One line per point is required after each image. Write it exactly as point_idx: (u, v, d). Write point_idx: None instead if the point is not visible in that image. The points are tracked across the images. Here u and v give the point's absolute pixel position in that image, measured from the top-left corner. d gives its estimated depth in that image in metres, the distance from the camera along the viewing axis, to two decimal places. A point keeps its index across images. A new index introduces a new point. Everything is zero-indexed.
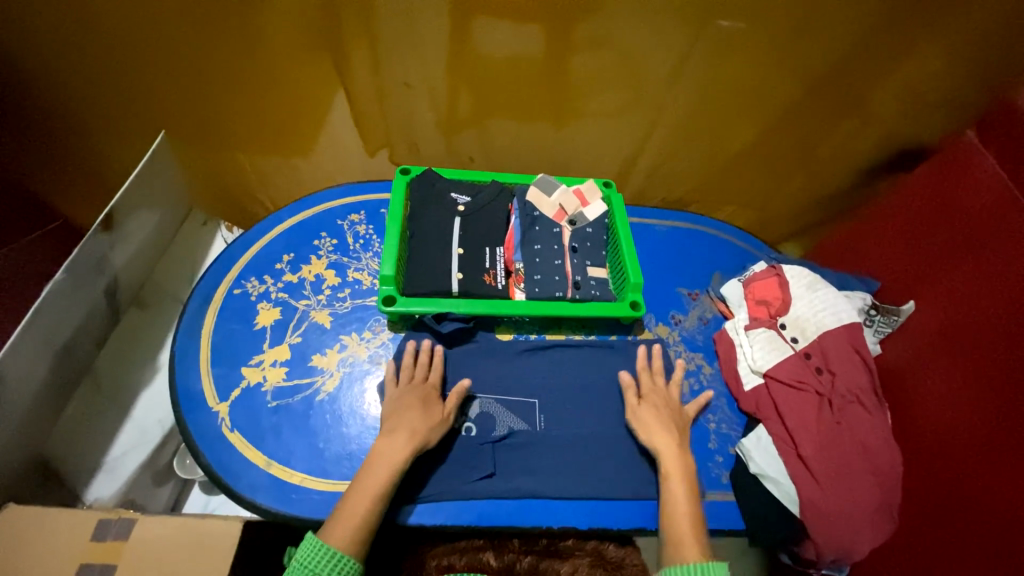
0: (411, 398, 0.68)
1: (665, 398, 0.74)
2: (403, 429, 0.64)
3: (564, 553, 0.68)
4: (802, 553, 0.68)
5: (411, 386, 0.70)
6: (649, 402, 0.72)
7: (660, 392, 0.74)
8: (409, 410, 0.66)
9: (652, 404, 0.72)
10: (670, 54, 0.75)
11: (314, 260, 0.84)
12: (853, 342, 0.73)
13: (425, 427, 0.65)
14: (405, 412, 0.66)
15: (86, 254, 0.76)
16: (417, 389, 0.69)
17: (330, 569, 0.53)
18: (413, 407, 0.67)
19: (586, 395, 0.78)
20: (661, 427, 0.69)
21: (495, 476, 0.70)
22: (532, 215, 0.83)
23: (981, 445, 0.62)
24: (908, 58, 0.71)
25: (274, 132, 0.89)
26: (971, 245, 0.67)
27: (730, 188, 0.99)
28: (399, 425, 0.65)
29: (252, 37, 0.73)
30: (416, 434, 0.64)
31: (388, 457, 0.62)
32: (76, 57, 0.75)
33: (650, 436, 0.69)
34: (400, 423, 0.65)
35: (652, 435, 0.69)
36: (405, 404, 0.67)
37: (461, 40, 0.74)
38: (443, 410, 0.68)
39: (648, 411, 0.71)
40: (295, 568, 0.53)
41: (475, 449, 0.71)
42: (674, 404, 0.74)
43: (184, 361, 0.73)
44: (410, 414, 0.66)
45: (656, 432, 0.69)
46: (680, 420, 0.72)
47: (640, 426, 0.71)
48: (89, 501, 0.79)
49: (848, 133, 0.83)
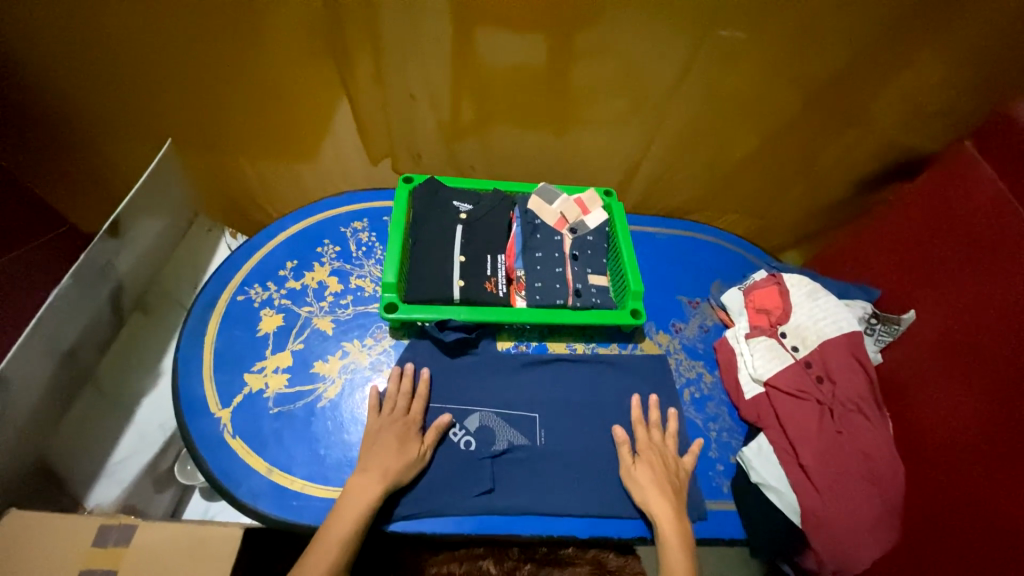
0: (389, 437, 0.67)
1: (662, 457, 0.72)
2: (376, 469, 0.64)
3: (564, 562, 0.75)
4: (803, 562, 0.68)
5: (389, 420, 0.69)
6: (645, 462, 0.71)
7: (655, 449, 0.72)
8: (384, 448, 0.66)
9: (647, 464, 0.70)
10: (671, 63, 0.76)
11: (317, 267, 0.84)
12: (855, 351, 0.73)
13: (398, 466, 0.65)
14: (379, 450, 0.66)
15: (92, 259, 0.77)
16: (395, 426, 0.68)
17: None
18: (388, 444, 0.67)
19: (586, 407, 0.78)
20: (658, 492, 0.68)
21: (495, 492, 0.70)
22: (533, 222, 0.83)
23: (983, 454, 0.61)
24: (906, 67, 0.72)
25: (279, 140, 0.90)
26: (970, 253, 0.67)
27: (730, 197, 1.00)
28: (371, 464, 0.65)
29: (260, 46, 0.74)
30: (386, 474, 0.64)
31: (358, 499, 0.62)
32: (87, 65, 0.76)
33: (646, 501, 0.68)
34: (372, 463, 0.65)
35: (649, 499, 0.68)
36: (382, 439, 0.67)
37: (465, 49, 0.75)
38: (420, 446, 0.68)
39: (644, 473, 0.70)
40: None
41: (474, 464, 0.71)
42: (669, 461, 0.72)
43: (188, 366, 0.74)
44: (382, 454, 0.66)
45: (653, 497, 0.67)
46: (675, 478, 0.70)
47: (636, 490, 0.69)
48: (90, 507, 0.79)
49: (847, 142, 0.83)
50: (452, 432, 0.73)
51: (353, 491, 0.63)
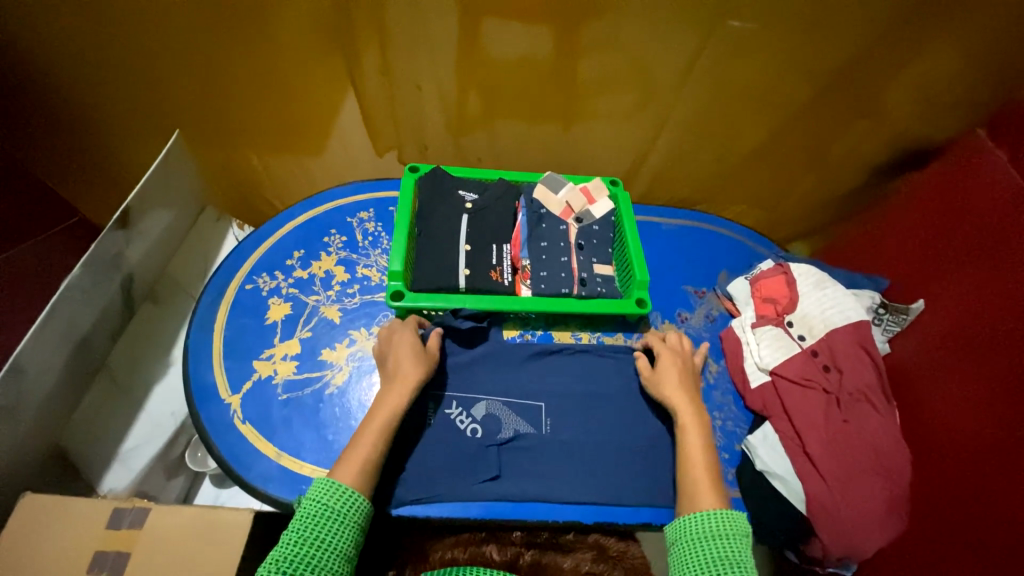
0: (405, 345, 0.70)
1: (683, 357, 0.76)
2: (400, 376, 0.67)
3: (566, 547, 0.68)
4: (808, 550, 0.68)
5: (395, 334, 0.72)
6: (665, 363, 0.75)
7: (676, 352, 0.77)
8: (398, 361, 0.69)
9: (668, 362, 0.74)
10: (677, 56, 0.76)
11: (324, 257, 0.85)
12: (861, 340, 0.73)
13: (415, 370, 0.68)
14: (399, 359, 0.69)
15: (103, 249, 0.78)
16: (405, 335, 0.71)
17: (342, 505, 0.55)
18: (404, 350, 0.70)
19: (590, 400, 0.77)
20: (676, 385, 0.72)
21: (501, 479, 0.71)
22: (539, 212, 0.83)
23: (989, 444, 0.61)
24: (918, 58, 0.71)
25: (285, 132, 0.90)
26: (982, 244, 0.66)
27: (737, 188, 0.99)
28: (394, 376, 0.68)
29: (266, 41, 0.74)
30: (409, 383, 0.66)
31: (388, 403, 0.64)
32: (98, 61, 0.77)
33: (663, 395, 0.72)
34: (399, 370, 0.68)
35: (666, 392, 0.72)
36: (395, 355, 0.69)
37: (471, 40, 0.74)
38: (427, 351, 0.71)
39: (665, 371, 0.74)
40: (306, 504, 0.54)
41: (479, 451, 0.72)
42: (689, 371, 0.75)
43: (198, 355, 0.75)
44: (403, 357, 0.69)
45: (670, 390, 0.71)
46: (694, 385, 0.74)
47: (656, 386, 0.73)
48: (102, 491, 0.81)
49: (857, 134, 0.82)
50: (459, 419, 0.73)
51: (388, 392, 0.66)
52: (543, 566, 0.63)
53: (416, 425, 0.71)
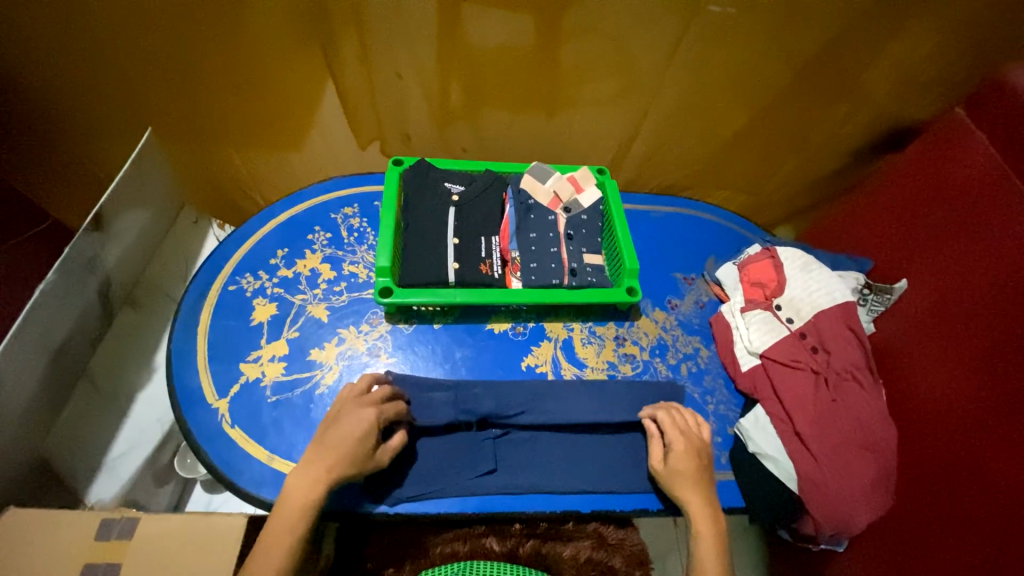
0: (352, 420, 0.59)
1: (694, 441, 0.68)
2: (322, 459, 0.57)
3: (566, 536, 0.77)
4: (801, 528, 0.70)
5: (357, 404, 0.62)
6: (680, 455, 0.66)
7: (690, 436, 0.68)
8: (345, 429, 0.59)
9: (682, 456, 0.66)
10: (661, 41, 0.75)
11: (308, 255, 0.83)
12: (848, 320, 0.73)
13: (342, 459, 0.57)
14: (329, 440, 0.58)
15: (78, 253, 0.75)
16: (361, 413, 0.60)
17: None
18: (346, 424, 0.59)
19: (585, 387, 0.77)
20: (693, 482, 0.65)
21: (497, 472, 0.71)
22: (526, 203, 0.83)
23: (974, 419, 0.63)
24: (897, 38, 0.71)
25: (263, 126, 0.88)
26: (964, 224, 0.67)
27: (725, 174, 0.99)
28: (330, 443, 0.58)
29: (238, 30, 0.71)
30: (331, 470, 0.56)
31: (297, 495, 0.55)
32: (60, 59, 0.73)
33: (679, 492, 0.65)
34: (327, 453, 0.57)
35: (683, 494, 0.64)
36: (345, 420, 0.60)
37: (450, 29, 0.73)
38: (375, 451, 0.61)
39: (682, 466, 0.66)
40: None
41: (476, 443, 0.72)
42: (698, 453, 0.67)
43: (183, 357, 0.73)
44: (342, 434, 0.58)
45: (687, 490, 0.65)
46: (705, 470, 0.66)
47: (674, 483, 0.65)
48: (90, 502, 0.79)
49: (839, 115, 0.83)
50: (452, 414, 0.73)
51: (305, 468, 0.56)
52: (544, 556, 0.73)
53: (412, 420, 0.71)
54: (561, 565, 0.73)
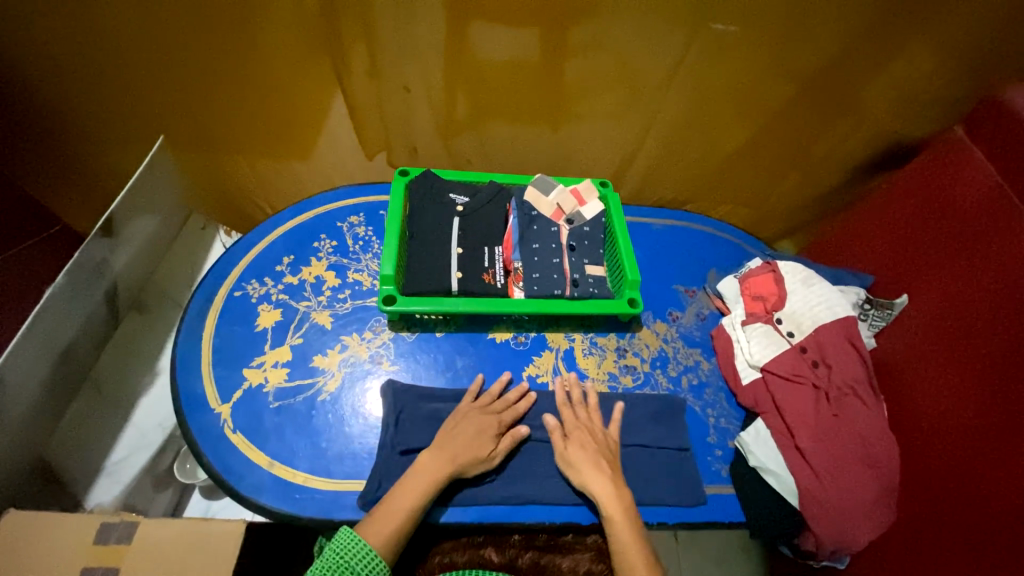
0: (479, 420, 0.69)
1: (590, 431, 0.71)
2: (449, 446, 0.66)
3: (565, 548, 0.74)
4: (801, 544, 0.69)
5: (483, 411, 0.71)
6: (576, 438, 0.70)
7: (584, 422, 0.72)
8: (471, 428, 0.68)
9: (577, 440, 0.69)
10: (665, 58, 0.77)
11: (314, 262, 0.84)
12: (849, 336, 0.74)
13: (465, 449, 0.66)
14: (456, 436, 0.67)
15: (88, 258, 0.76)
16: (486, 418, 0.70)
17: (359, 561, 0.56)
18: (471, 424, 0.68)
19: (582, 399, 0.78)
20: (591, 464, 0.67)
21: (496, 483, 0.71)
22: (530, 214, 0.83)
23: (975, 436, 0.63)
24: (897, 58, 0.73)
25: (273, 136, 0.89)
26: (964, 240, 0.68)
27: (726, 188, 1.01)
28: (457, 438, 0.67)
29: (251, 41, 0.73)
30: (455, 455, 0.65)
31: (426, 474, 0.63)
32: (79, 66, 0.75)
33: (579, 474, 0.67)
34: (453, 442, 0.66)
35: (586, 479, 0.66)
36: (471, 419, 0.69)
37: (459, 44, 0.75)
38: (492, 450, 0.68)
39: (576, 454, 0.68)
40: (327, 556, 0.57)
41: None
42: (597, 436, 0.71)
43: (187, 362, 0.73)
44: (468, 431, 0.67)
45: (588, 471, 0.67)
46: (605, 451, 0.70)
47: (575, 471, 0.67)
48: (89, 507, 0.80)
49: (840, 132, 0.84)
50: None
51: (436, 448, 0.66)
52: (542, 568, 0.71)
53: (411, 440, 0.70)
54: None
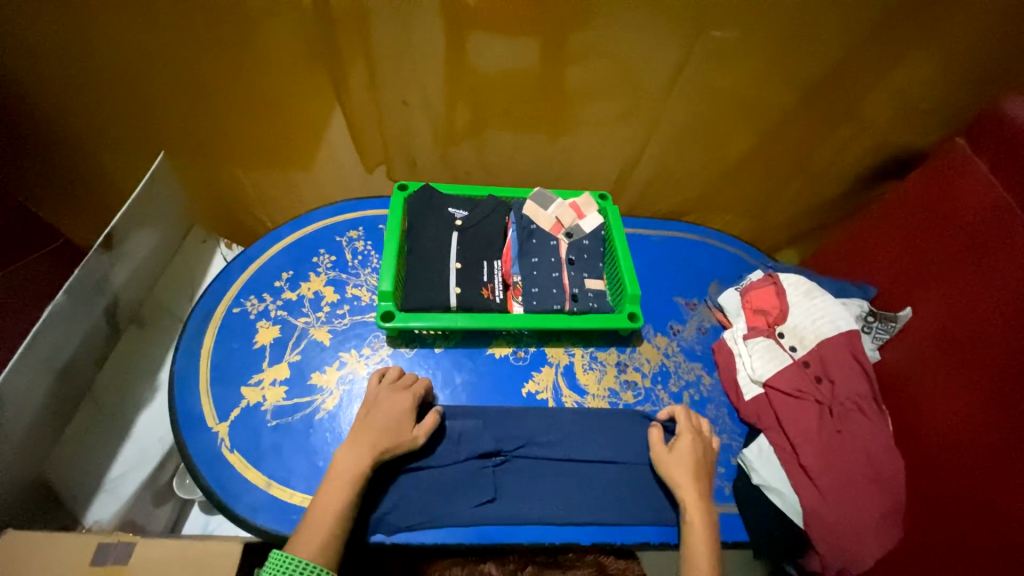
0: (390, 403, 0.67)
1: (704, 443, 0.71)
2: (363, 435, 0.63)
3: (565, 564, 0.76)
4: (807, 564, 0.68)
5: (393, 391, 0.69)
6: (687, 449, 0.69)
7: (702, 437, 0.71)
8: (381, 414, 0.65)
9: (688, 451, 0.69)
10: (664, 66, 0.76)
11: (312, 277, 0.84)
12: (853, 350, 0.73)
13: (382, 437, 0.63)
14: (375, 420, 0.64)
15: (88, 273, 0.77)
16: (399, 398, 0.67)
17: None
18: (386, 410, 0.66)
19: (585, 418, 0.77)
20: (690, 477, 0.67)
21: (497, 501, 0.70)
22: (529, 227, 0.82)
23: (984, 451, 0.61)
24: (899, 64, 0.72)
25: (273, 148, 0.90)
26: (969, 250, 0.67)
27: (727, 198, 1.00)
28: (369, 427, 0.64)
29: (250, 54, 0.73)
30: (375, 447, 0.62)
31: (349, 467, 0.60)
32: (81, 80, 0.76)
33: (674, 483, 0.67)
34: (365, 430, 0.63)
35: (679, 482, 0.67)
36: (381, 406, 0.66)
37: (458, 54, 0.74)
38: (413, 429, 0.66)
39: (678, 463, 0.68)
40: None
41: (475, 473, 0.71)
42: (707, 453, 0.71)
43: (185, 379, 0.73)
44: (380, 418, 0.65)
45: (684, 484, 0.66)
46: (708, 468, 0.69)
47: (669, 471, 0.68)
48: (88, 524, 0.79)
49: (841, 140, 0.83)
50: (452, 449, 0.72)
51: (352, 439, 0.62)
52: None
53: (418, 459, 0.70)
54: None
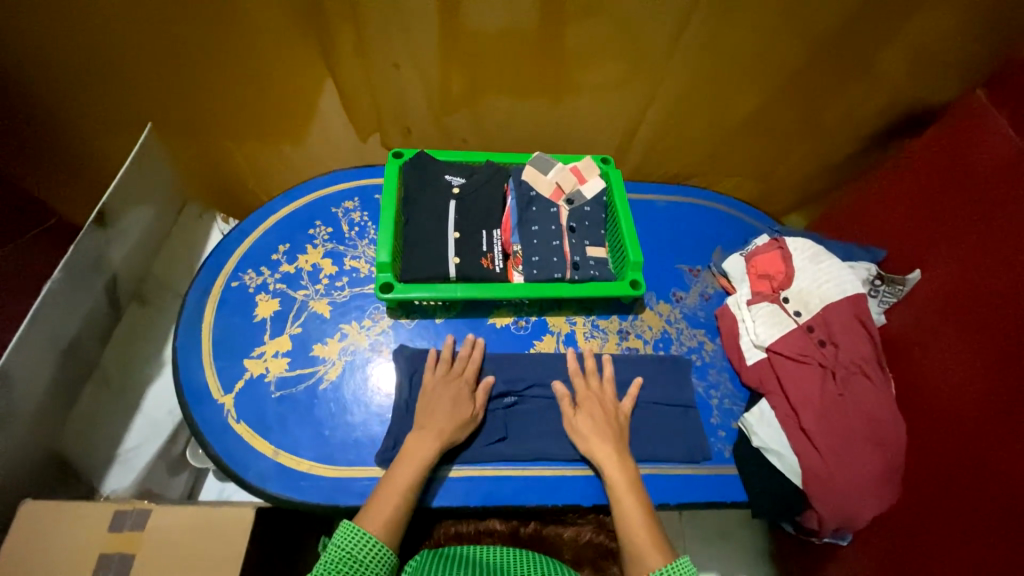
0: (448, 393, 0.70)
1: (600, 403, 0.72)
2: (432, 424, 0.67)
3: (568, 521, 0.76)
4: (805, 522, 0.70)
5: (446, 380, 0.71)
6: (586, 410, 0.71)
7: (598, 398, 0.73)
8: (440, 406, 0.68)
9: (589, 413, 0.70)
10: (670, 22, 0.72)
11: (310, 250, 0.83)
12: (857, 313, 0.72)
13: (448, 424, 0.67)
14: (436, 411, 0.68)
15: (84, 252, 0.76)
16: (453, 387, 0.70)
17: (366, 552, 0.56)
18: (444, 400, 0.69)
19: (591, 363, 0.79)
20: (601, 436, 0.69)
21: (508, 440, 0.73)
22: (529, 195, 0.81)
23: (987, 415, 0.62)
24: (920, 15, 0.67)
25: (262, 119, 0.87)
26: (984, 213, 0.65)
27: (734, 161, 0.97)
28: (427, 423, 0.67)
29: (231, 19, 0.70)
30: (442, 434, 0.66)
31: (416, 450, 0.64)
32: (57, 52, 0.72)
33: (588, 444, 0.69)
34: (431, 419, 0.67)
35: (591, 447, 0.68)
36: (440, 396, 0.69)
37: (450, 14, 0.70)
38: (472, 407, 0.70)
39: (583, 422, 0.70)
40: (332, 549, 0.56)
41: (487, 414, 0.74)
42: (610, 408, 0.72)
43: (188, 354, 0.74)
44: (440, 410, 0.68)
45: (600, 445, 0.68)
46: (617, 424, 0.71)
47: (579, 440, 0.69)
48: (105, 493, 0.82)
49: (854, 97, 0.80)
50: None
51: (422, 431, 0.66)
52: (545, 538, 0.73)
53: None
54: (561, 546, 0.72)
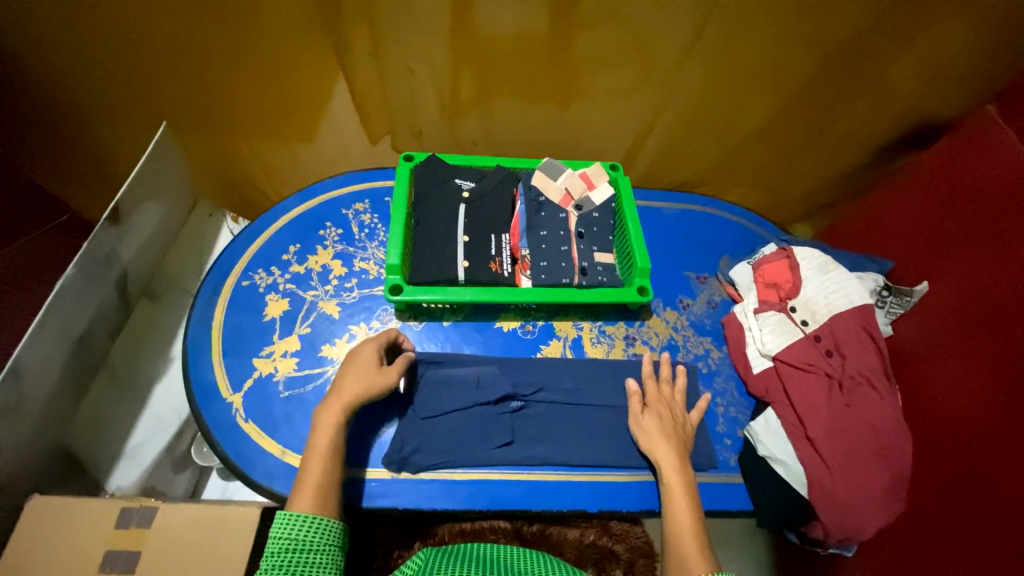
0: (358, 359, 0.65)
1: (670, 409, 0.72)
2: (337, 392, 0.62)
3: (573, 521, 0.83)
4: (809, 532, 0.70)
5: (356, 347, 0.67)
6: (653, 412, 0.71)
7: (668, 402, 0.73)
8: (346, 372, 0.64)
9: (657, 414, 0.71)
10: (680, 31, 0.73)
11: (320, 251, 0.84)
12: (865, 324, 0.72)
13: (356, 389, 0.62)
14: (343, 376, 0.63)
15: (96, 247, 0.76)
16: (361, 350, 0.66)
17: (307, 534, 0.53)
18: (354, 363, 0.64)
19: (596, 369, 0.79)
20: (664, 436, 0.68)
21: (514, 444, 0.73)
22: (537, 199, 0.81)
23: (994, 428, 0.61)
24: (931, 28, 0.68)
25: (275, 120, 0.88)
26: (992, 226, 0.65)
27: (743, 170, 0.97)
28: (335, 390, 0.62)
29: (247, 21, 0.71)
30: (349, 401, 0.61)
31: (326, 423, 0.59)
32: (77, 51, 0.74)
33: (650, 443, 0.69)
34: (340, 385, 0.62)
35: (654, 446, 0.68)
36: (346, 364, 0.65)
37: (464, 20, 0.71)
38: (386, 370, 0.66)
39: (649, 421, 0.70)
40: (271, 544, 0.52)
41: (493, 418, 0.74)
42: (678, 415, 0.72)
43: (197, 351, 0.74)
44: (352, 372, 0.63)
45: (660, 446, 0.68)
46: (682, 431, 0.71)
47: (642, 437, 0.70)
48: (111, 489, 0.82)
49: (863, 109, 0.80)
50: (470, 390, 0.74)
51: (325, 404, 0.61)
52: (548, 535, 0.81)
53: (437, 404, 0.73)
54: (563, 546, 0.80)
